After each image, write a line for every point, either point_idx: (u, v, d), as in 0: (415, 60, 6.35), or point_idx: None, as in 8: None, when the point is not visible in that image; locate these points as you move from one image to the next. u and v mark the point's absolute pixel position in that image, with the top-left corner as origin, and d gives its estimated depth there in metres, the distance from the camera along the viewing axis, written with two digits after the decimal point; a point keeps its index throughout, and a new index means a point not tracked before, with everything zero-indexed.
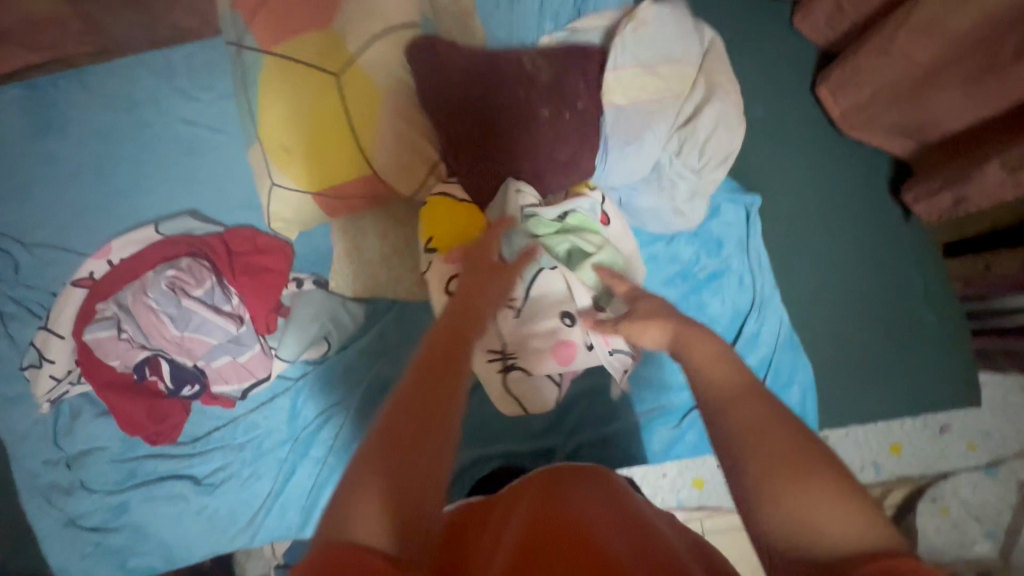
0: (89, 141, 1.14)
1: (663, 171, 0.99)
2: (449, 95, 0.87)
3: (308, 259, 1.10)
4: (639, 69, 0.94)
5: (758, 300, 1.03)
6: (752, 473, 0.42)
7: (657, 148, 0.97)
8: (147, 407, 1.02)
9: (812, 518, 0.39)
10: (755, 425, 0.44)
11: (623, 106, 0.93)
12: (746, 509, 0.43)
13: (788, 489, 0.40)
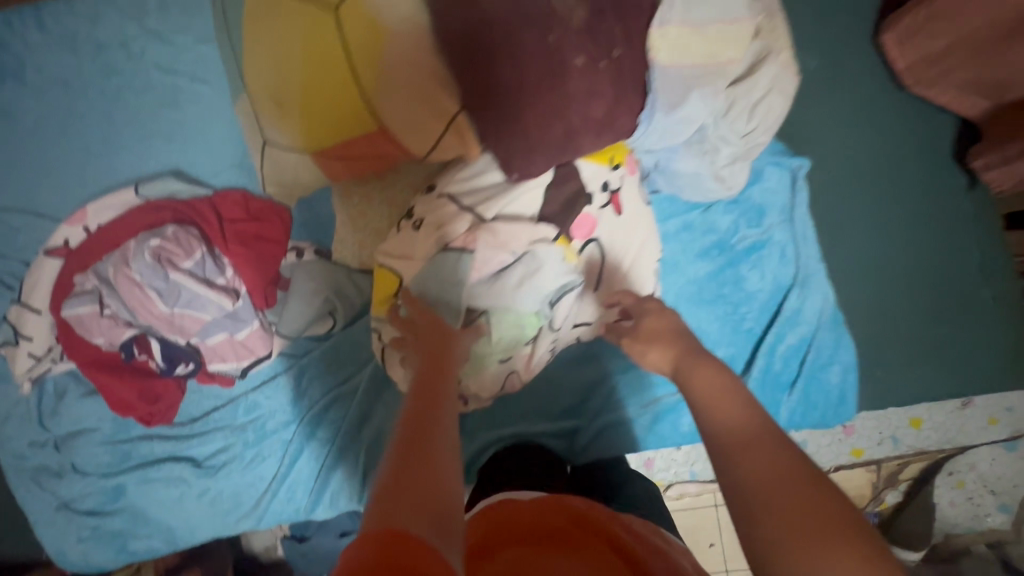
0: (54, 90, 1.01)
1: (707, 134, 0.88)
2: (479, 45, 0.68)
3: (307, 227, 0.99)
4: (687, 27, 0.80)
5: (801, 275, 0.95)
6: (775, 524, 0.45)
7: (702, 110, 0.86)
8: (138, 388, 0.94)
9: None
10: (769, 476, 0.48)
11: (667, 67, 0.81)
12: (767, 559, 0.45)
13: (800, 553, 0.43)
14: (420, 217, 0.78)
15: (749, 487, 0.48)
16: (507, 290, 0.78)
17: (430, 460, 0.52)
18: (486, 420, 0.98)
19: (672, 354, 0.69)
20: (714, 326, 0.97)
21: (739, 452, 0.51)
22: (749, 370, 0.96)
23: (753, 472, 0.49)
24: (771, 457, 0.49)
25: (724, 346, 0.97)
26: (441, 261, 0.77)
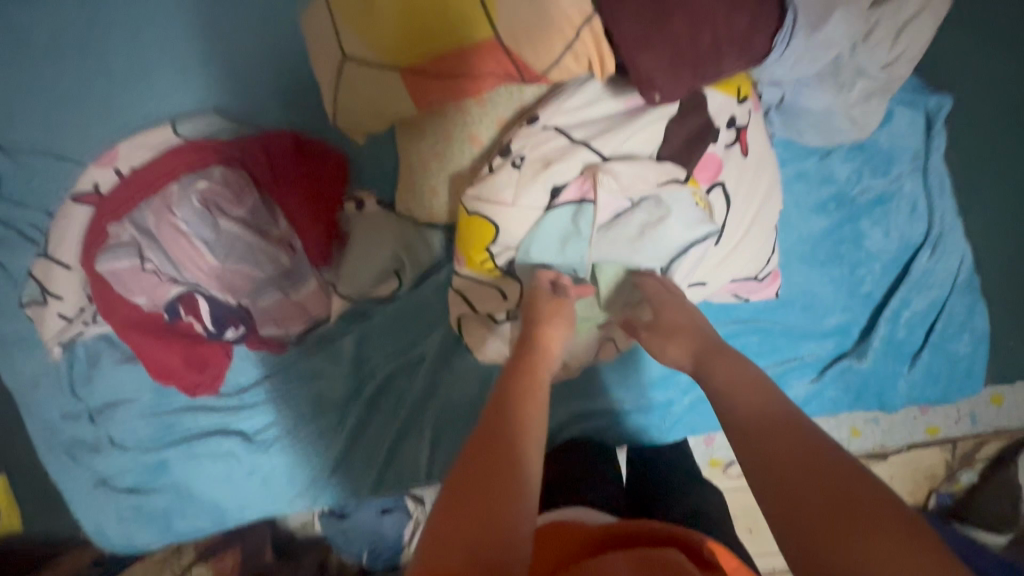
0: (71, 12, 0.87)
1: (844, 65, 0.75)
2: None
3: (369, 174, 0.87)
4: None
5: (933, 232, 0.83)
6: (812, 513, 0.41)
7: (845, 34, 0.71)
8: (182, 355, 0.84)
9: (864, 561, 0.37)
10: (805, 458, 0.45)
11: None
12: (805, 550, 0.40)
13: (843, 536, 0.39)
14: (521, 153, 0.66)
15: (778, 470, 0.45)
16: (627, 247, 0.69)
17: (485, 472, 0.44)
18: (569, 393, 0.89)
19: (694, 350, 0.62)
20: (828, 289, 0.86)
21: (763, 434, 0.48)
22: (868, 338, 0.86)
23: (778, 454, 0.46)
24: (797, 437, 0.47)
25: (838, 313, 0.86)
26: (555, 216, 0.67)
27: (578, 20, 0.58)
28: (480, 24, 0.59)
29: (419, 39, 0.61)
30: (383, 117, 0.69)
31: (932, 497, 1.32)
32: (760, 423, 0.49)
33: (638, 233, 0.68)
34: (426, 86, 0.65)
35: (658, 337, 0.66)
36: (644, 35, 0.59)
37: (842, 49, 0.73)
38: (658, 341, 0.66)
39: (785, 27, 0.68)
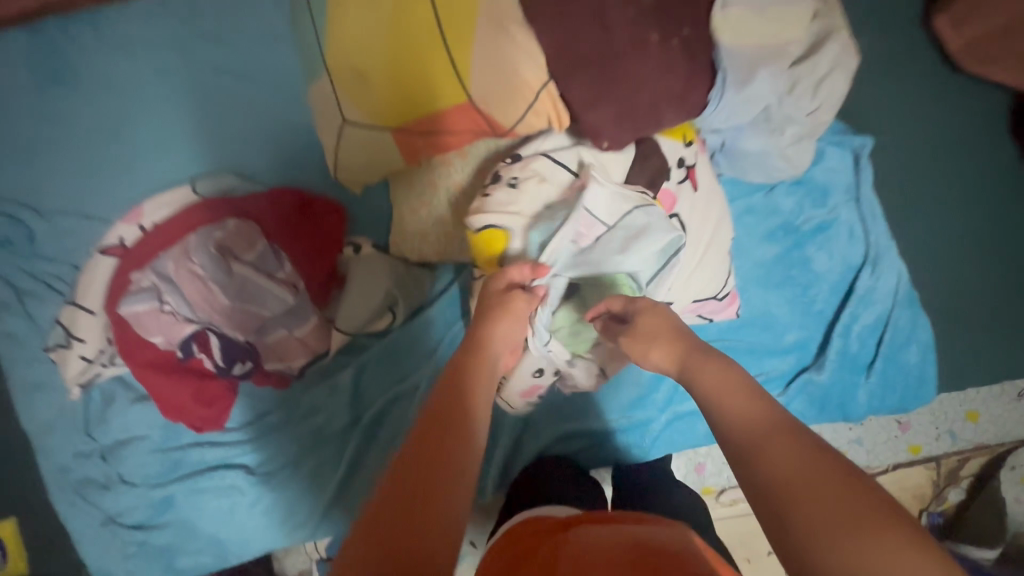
0: (106, 93, 1.00)
1: (773, 113, 0.87)
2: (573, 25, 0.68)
3: (366, 223, 0.97)
4: (750, 10, 0.81)
5: (872, 253, 0.93)
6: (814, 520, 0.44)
7: (770, 89, 0.84)
8: (193, 390, 0.90)
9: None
10: (805, 467, 0.48)
11: (731, 48, 0.80)
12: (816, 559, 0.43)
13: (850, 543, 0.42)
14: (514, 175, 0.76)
15: (786, 492, 0.47)
16: (607, 258, 0.75)
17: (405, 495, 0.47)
18: (555, 416, 0.95)
19: (677, 354, 0.64)
20: (784, 309, 0.94)
21: (758, 454, 0.50)
22: (827, 352, 0.93)
23: (780, 479, 0.48)
24: (793, 453, 0.49)
25: (796, 330, 0.94)
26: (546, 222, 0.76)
27: (536, 85, 0.70)
28: (455, 91, 0.71)
29: (408, 105, 0.72)
30: (377, 169, 0.81)
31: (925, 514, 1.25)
32: (755, 441, 0.51)
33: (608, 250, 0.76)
34: (413, 141, 0.76)
35: (641, 342, 0.67)
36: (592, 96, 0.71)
37: (769, 101, 0.85)
38: (640, 347, 0.67)
39: (718, 83, 0.80)
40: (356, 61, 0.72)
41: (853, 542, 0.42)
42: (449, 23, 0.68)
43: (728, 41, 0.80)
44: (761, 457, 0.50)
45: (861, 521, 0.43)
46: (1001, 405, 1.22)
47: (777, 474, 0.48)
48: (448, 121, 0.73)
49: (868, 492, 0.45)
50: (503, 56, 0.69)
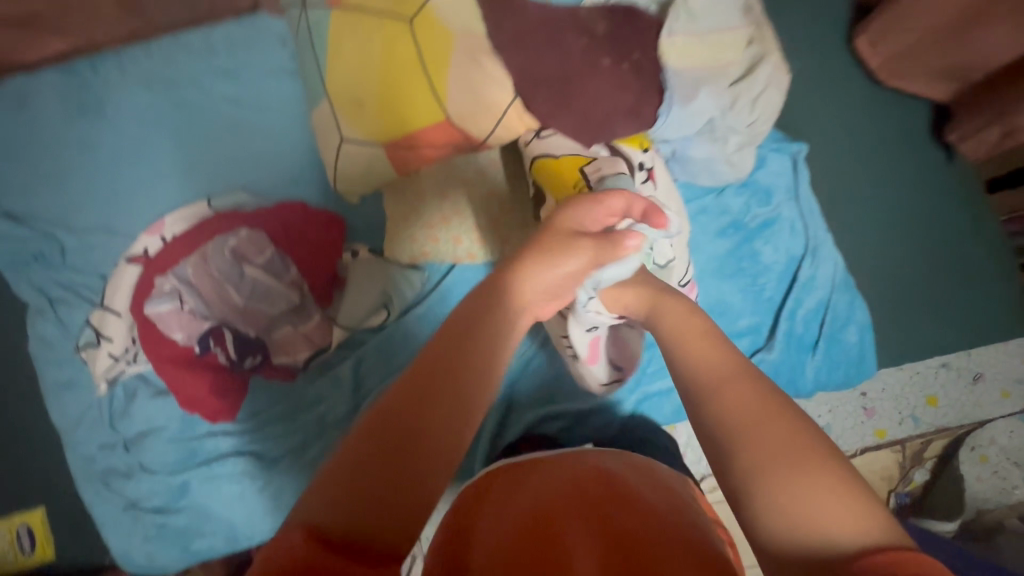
0: (131, 123, 1.14)
1: (717, 125, 1.00)
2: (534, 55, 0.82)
3: (362, 232, 1.09)
4: (691, 37, 0.93)
5: (811, 245, 1.05)
6: (753, 459, 0.49)
7: (711, 104, 0.97)
8: (209, 383, 1.01)
9: (791, 523, 0.45)
10: (754, 413, 0.52)
11: (679, 70, 0.93)
12: (741, 494, 0.49)
13: (785, 477, 0.47)
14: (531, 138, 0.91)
15: (742, 431, 0.51)
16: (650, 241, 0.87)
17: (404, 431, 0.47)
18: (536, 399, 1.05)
19: (648, 299, 0.76)
20: (737, 297, 1.06)
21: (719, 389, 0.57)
22: (777, 334, 1.04)
23: (726, 416, 0.54)
24: (744, 395, 0.55)
25: (748, 316, 1.05)
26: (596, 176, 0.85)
27: (505, 102, 0.84)
28: (438, 112, 0.84)
29: (399, 123, 0.85)
30: (372, 180, 0.93)
31: (890, 499, 1.05)
32: (716, 381, 0.58)
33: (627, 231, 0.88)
34: (402, 154, 0.89)
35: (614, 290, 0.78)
36: (550, 105, 0.84)
37: (713, 114, 0.98)
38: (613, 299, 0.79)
39: (666, 99, 0.91)
40: (352, 89, 0.85)
41: (774, 474, 0.47)
42: (430, 56, 0.80)
43: (673, 61, 0.93)
44: (715, 393, 0.57)
45: (787, 456, 0.48)
46: (964, 390, 1.04)
47: (727, 408, 0.54)
48: (433, 134, 0.86)
49: (800, 435, 0.50)
50: (477, 80, 0.82)
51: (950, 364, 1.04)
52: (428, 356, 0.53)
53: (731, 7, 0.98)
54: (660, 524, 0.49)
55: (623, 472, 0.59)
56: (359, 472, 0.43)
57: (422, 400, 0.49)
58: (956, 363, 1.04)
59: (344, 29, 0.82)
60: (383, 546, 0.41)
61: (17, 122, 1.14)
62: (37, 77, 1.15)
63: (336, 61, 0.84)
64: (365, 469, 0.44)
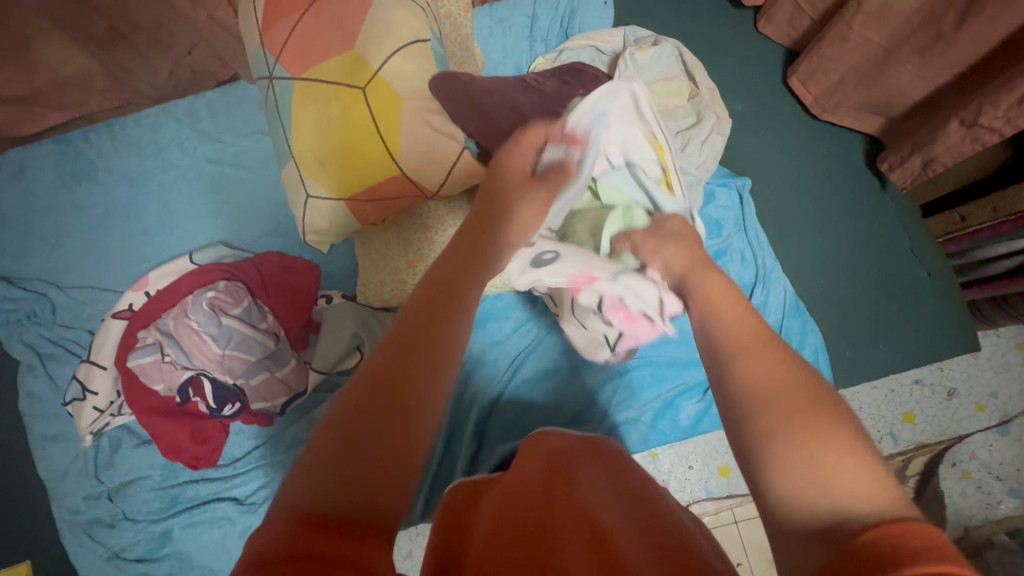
0: (119, 186, 1.22)
1: None
2: (485, 105, 0.89)
3: (336, 278, 1.15)
4: (639, 85, 1.05)
5: (761, 272, 1.10)
6: (767, 419, 0.40)
7: None
8: (190, 430, 1.05)
9: (797, 503, 0.36)
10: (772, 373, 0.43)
11: None
12: (754, 461, 0.40)
13: (806, 435, 0.38)
14: None
15: (764, 389, 0.42)
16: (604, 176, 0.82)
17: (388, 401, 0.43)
18: (506, 432, 1.07)
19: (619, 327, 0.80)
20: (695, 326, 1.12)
21: (742, 355, 0.46)
22: None
23: (752, 399, 0.42)
24: (769, 359, 0.44)
25: None
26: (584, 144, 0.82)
27: (451, 159, 0.92)
28: (393, 169, 0.91)
29: (357, 180, 0.92)
30: (339, 231, 1.00)
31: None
32: (738, 346, 0.47)
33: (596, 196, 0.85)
34: (362, 206, 0.95)
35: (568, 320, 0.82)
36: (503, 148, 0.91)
37: None
38: None
39: None
40: (314, 151, 0.92)
41: (816, 450, 0.37)
42: (383, 119, 0.88)
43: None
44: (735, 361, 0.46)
45: (802, 423, 0.39)
46: (937, 404, 1.08)
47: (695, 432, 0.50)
48: (387, 187, 0.93)
49: (823, 407, 0.40)
50: (427, 137, 0.90)
51: (922, 381, 1.08)
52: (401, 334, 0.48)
53: (672, 59, 1.09)
54: (620, 509, 0.49)
55: (612, 472, 0.56)
56: (343, 460, 0.39)
57: (403, 385, 0.44)
58: (930, 380, 1.08)
59: (305, 100, 0.90)
60: (376, 522, 0.37)
61: (14, 191, 1.22)
62: (34, 148, 1.24)
63: (298, 127, 0.91)
64: (346, 459, 0.39)
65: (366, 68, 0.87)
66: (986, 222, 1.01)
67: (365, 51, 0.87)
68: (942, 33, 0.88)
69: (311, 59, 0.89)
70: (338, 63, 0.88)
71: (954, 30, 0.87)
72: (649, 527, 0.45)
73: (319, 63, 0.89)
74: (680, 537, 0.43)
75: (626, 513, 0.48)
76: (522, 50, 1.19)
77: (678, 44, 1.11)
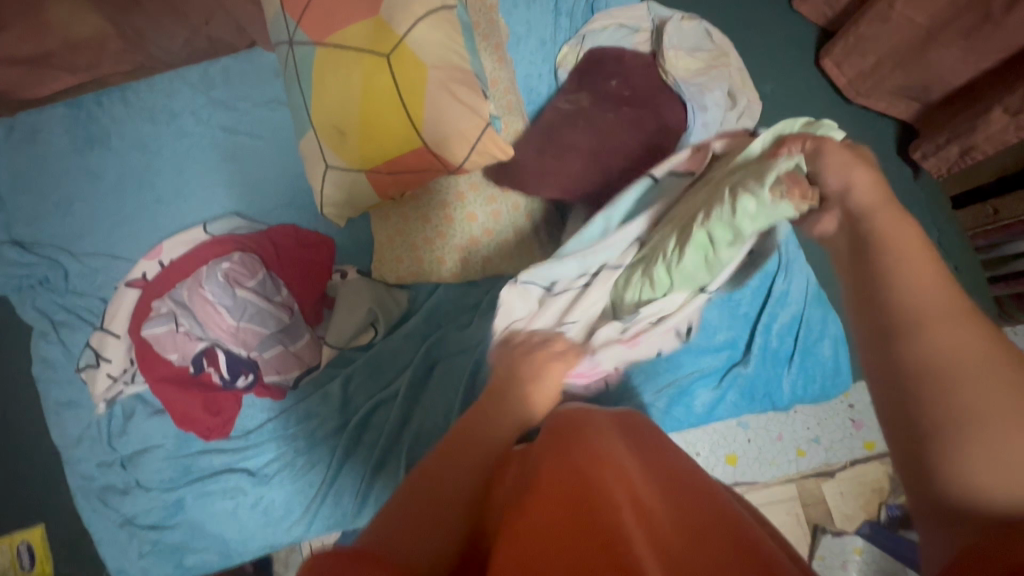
0: (132, 153, 1.19)
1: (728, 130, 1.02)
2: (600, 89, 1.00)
3: (352, 253, 1.13)
4: (682, 53, 1.04)
5: (784, 261, 1.09)
6: (956, 406, 0.37)
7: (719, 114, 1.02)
8: (203, 401, 1.05)
9: (979, 476, 0.35)
10: (956, 345, 0.40)
11: (685, 78, 1.02)
12: (925, 444, 0.38)
13: (999, 421, 0.35)
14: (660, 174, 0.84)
15: (937, 366, 0.39)
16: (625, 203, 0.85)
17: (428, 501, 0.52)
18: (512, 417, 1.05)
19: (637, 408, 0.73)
20: (714, 313, 1.09)
21: (922, 326, 0.42)
22: (751, 349, 1.11)
23: (939, 358, 0.40)
24: (963, 333, 0.40)
25: (725, 330, 1.10)
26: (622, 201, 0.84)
27: (476, 132, 0.88)
28: (415, 141, 0.88)
29: (378, 151, 0.90)
30: (356, 204, 0.98)
31: (880, 511, 1.14)
32: (917, 317, 0.43)
33: (755, 196, 0.58)
34: (382, 178, 0.94)
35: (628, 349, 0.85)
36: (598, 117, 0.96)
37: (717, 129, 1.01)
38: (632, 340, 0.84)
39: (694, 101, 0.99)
40: (334, 120, 0.89)
41: (1004, 433, 0.35)
42: (407, 89, 0.85)
43: (681, 77, 1.02)
44: (918, 333, 0.42)
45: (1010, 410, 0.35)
46: None
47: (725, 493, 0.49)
48: (408, 159, 0.91)
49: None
50: (452, 107, 0.86)
51: None
52: (418, 482, 0.55)
53: (702, 38, 1.08)
54: (652, 479, 0.48)
55: (645, 458, 0.53)
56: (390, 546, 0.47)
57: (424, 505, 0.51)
58: None
59: (327, 66, 0.87)
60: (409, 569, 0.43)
61: (27, 155, 1.20)
62: (45, 110, 1.21)
63: (319, 95, 0.89)
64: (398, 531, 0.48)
65: (391, 35, 0.84)
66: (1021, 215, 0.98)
67: (391, 16, 0.84)
68: (992, 16, 0.85)
69: (334, 22, 0.86)
70: (361, 28, 0.85)
71: (1005, 12, 0.83)
72: (697, 517, 0.42)
73: (342, 28, 0.86)
74: (735, 533, 0.40)
75: (659, 486, 0.47)
76: (547, 24, 1.15)
77: (707, 24, 1.10)
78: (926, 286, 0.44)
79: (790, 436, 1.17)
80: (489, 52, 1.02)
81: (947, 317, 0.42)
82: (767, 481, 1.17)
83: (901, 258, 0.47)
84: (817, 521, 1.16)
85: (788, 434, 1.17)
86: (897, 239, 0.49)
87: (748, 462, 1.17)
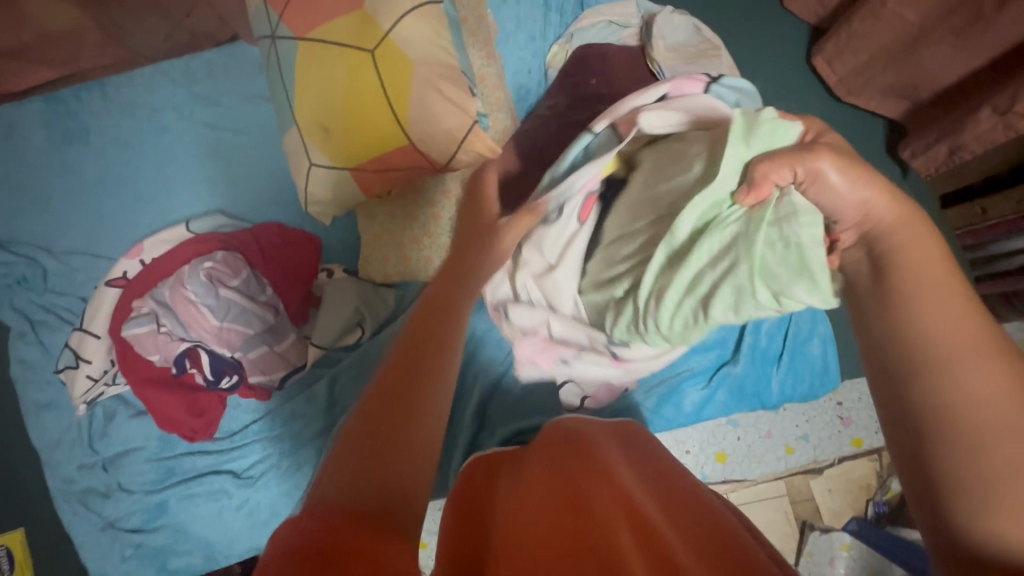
0: (112, 148, 1.17)
1: None
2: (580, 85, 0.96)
3: (338, 251, 1.12)
4: (672, 47, 1.04)
5: None
6: (974, 462, 0.37)
7: None
8: (186, 403, 1.03)
9: (997, 533, 0.35)
10: (993, 393, 0.38)
11: (676, 65, 1.01)
12: (948, 493, 0.38)
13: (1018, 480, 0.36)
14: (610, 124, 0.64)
15: (972, 417, 0.38)
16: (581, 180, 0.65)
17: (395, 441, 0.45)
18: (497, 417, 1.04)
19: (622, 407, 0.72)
20: None
21: (955, 363, 0.40)
22: (740, 347, 1.11)
23: (977, 406, 0.38)
24: (997, 373, 0.39)
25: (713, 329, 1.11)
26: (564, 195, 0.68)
27: (463, 131, 0.86)
28: (401, 138, 0.87)
29: (364, 148, 0.88)
30: (342, 201, 0.97)
31: (868, 507, 1.16)
32: (954, 350, 0.41)
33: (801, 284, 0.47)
34: (368, 175, 0.92)
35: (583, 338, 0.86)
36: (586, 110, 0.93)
37: None
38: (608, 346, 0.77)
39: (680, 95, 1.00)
40: (318, 116, 0.88)
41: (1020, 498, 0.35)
42: (393, 84, 0.84)
43: (667, 64, 1.01)
44: (946, 370, 0.40)
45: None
46: None
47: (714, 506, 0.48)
48: (394, 156, 0.89)
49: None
50: (438, 105, 0.84)
51: None
52: (376, 400, 0.49)
53: (692, 36, 1.07)
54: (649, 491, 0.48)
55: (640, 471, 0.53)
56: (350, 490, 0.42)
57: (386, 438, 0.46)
58: None
59: (310, 61, 0.85)
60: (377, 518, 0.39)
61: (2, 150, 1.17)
62: (21, 105, 1.18)
63: (303, 90, 0.87)
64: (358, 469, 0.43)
65: (375, 29, 0.82)
66: (1008, 216, 0.99)
67: (376, 10, 0.82)
68: (983, 15, 0.85)
69: (318, 16, 0.84)
70: (345, 22, 0.83)
71: (995, 11, 0.83)
72: (683, 514, 0.44)
73: (326, 22, 0.84)
74: (715, 525, 0.42)
75: (659, 498, 0.47)
76: (536, 19, 1.13)
77: (696, 21, 1.10)
78: (964, 322, 0.42)
79: (780, 434, 1.17)
80: (477, 48, 1.00)
81: (984, 354, 0.40)
82: (756, 478, 1.17)
83: (913, 282, 0.44)
84: (803, 516, 1.17)
85: (777, 433, 1.17)
86: (906, 254, 0.46)
87: (738, 459, 1.16)
